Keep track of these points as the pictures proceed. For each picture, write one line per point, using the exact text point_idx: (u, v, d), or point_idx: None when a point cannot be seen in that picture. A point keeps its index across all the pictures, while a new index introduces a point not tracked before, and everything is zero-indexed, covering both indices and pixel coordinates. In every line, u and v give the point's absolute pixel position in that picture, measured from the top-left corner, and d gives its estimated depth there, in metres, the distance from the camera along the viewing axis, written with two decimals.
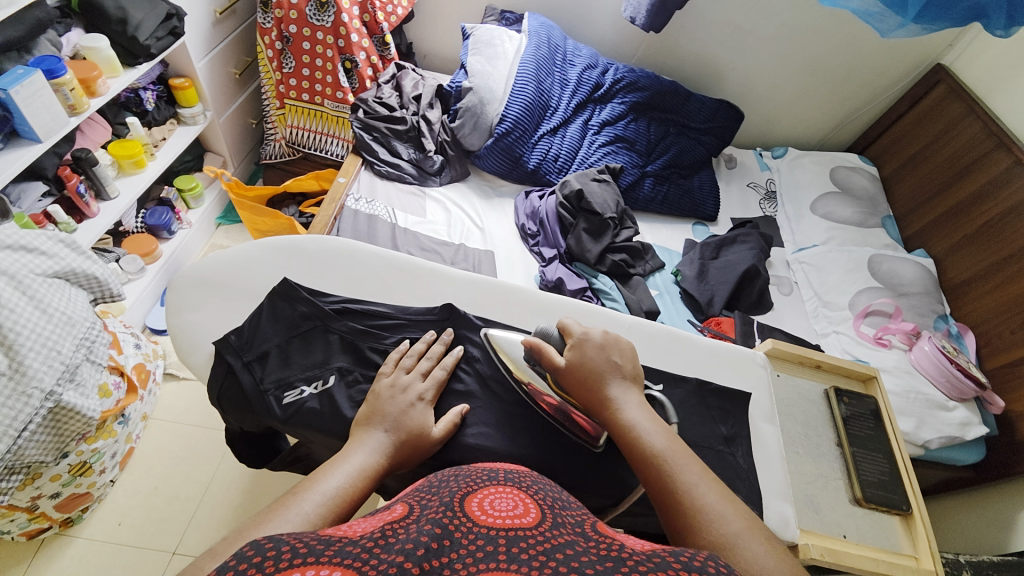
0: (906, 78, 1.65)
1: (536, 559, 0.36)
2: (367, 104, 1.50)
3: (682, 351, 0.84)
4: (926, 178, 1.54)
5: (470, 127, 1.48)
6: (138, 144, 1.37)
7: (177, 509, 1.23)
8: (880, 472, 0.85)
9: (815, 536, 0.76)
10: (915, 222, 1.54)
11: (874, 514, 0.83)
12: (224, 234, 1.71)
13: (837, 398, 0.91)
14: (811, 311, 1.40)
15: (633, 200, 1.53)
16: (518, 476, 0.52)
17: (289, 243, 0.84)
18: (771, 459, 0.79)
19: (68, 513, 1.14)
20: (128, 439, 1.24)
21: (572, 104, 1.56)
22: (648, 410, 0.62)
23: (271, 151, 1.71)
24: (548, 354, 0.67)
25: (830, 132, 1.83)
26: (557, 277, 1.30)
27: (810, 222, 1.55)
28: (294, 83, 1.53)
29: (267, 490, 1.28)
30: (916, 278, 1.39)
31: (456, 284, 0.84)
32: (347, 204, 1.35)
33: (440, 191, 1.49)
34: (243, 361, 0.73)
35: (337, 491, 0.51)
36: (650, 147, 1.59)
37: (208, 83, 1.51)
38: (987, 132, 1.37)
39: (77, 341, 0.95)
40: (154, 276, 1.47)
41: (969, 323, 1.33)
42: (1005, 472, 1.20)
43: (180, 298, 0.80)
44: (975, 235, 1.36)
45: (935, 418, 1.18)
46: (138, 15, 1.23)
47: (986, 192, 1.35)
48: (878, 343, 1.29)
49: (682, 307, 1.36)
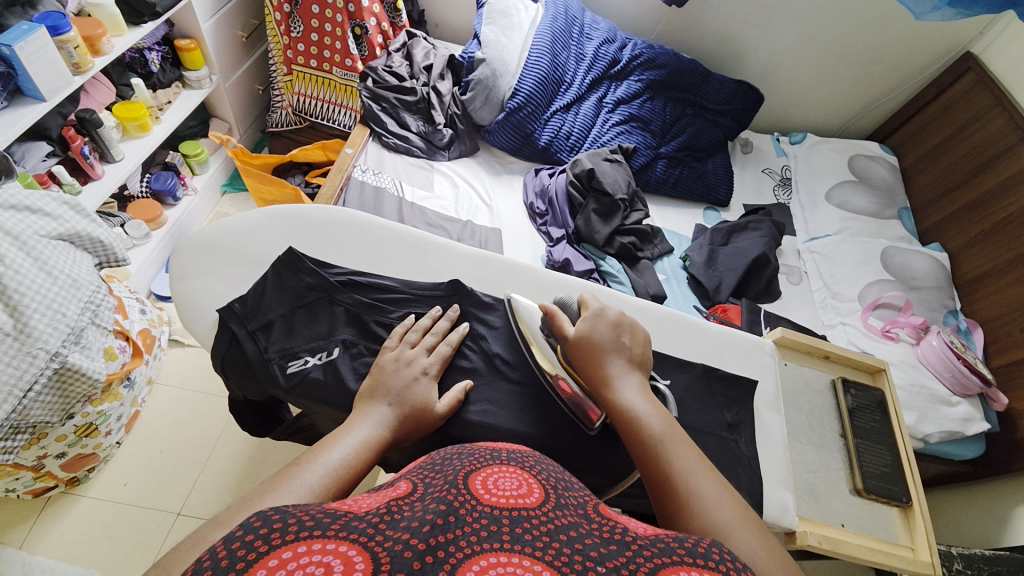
0: (935, 64, 1.58)
1: (539, 544, 0.36)
2: (376, 73, 1.47)
3: (689, 336, 0.83)
4: (947, 170, 1.49)
5: (481, 101, 1.45)
6: (143, 106, 1.34)
7: (180, 472, 1.26)
8: (883, 463, 0.85)
9: (812, 523, 0.77)
10: (933, 215, 1.50)
11: (873, 505, 0.83)
12: (230, 202, 1.70)
13: (843, 390, 0.90)
14: (819, 301, 1.39)
15: (645, 181, 1.50)
16: (521, 456, 0.51)
17: (294, 212, 0.82)
18: (772, 447, 0.79)
19: (74, 472, 1.16)
20: (134, 402, 1.25)
21: (587, 80, 1.51)
22: (646, 395, 0.61)
23: (277, 119, 1.67)
24: (559, 322, 0.68)
25: (851, 119, 1.77)
26: (564, 257, 1.29)
27: (824, 212, 1.52)
28: (302, 49, 1.49)
29: (270, 457, 1.30)
30: (929, 271, 1.36)
31: (464, 260, 0.83)
32: (354, 175, 1.33)
33: (448, 165, 1.46)
34: (247, 329, 0.72)
35: (341, 463, 0.50)
36: (665, 128, 1.55)
37: (214, 45, 1.47)
38: (1013, 125, 1.33)
39: (83, 304, 0.96)
40: (159, 241, 1.47)
41: (979, 319, 1.32)
42: (1005, 469, 1.19)
43: (184, 264, 0.79)
44: (993, 231, 1.33)
45: (937, 413, 1.18)
46: None
47: (1006, 187, 1.32)
48: (885, 336, 1.28)
49: (689, 292, 1.34)
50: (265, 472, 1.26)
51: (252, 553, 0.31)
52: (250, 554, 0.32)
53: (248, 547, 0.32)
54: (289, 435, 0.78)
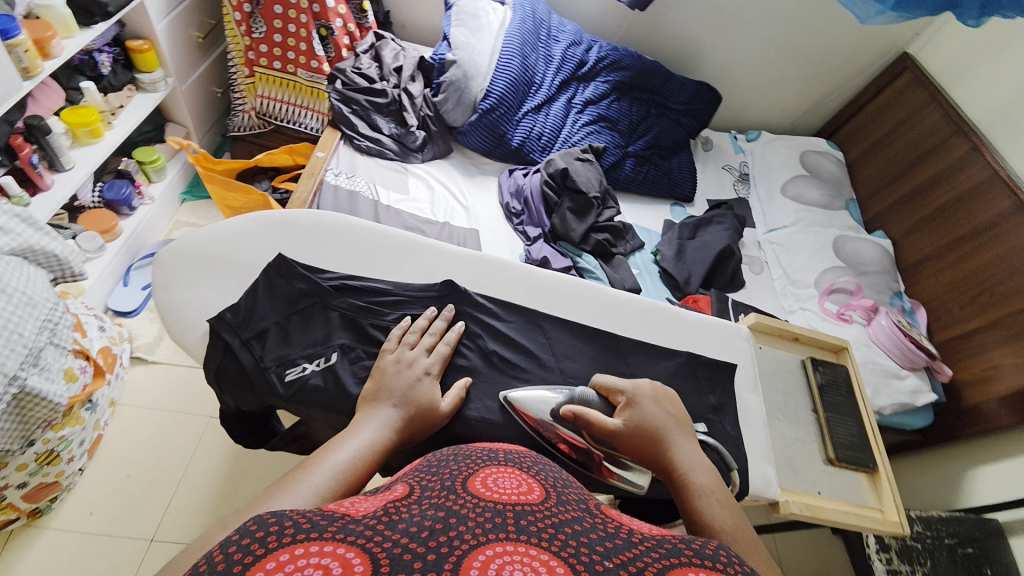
0: (873, 65, 1.71)
1: (544, 534, 0.37)
2: (344, 75, 1.44)
3: (672, 324, 0.87)
4: (888, 162, 1.62)
5: (453, 103, 1.45)
6: (94, 111, 1.26)
7: (152, 496, 1.19)
8: (851, 434, 0.92)
9: (793, 493, 0.83)
10: (877, 204, 1.63)
11: (844, 472, 0.90)
12: (190, 210, 1.62)
13: (813, 368, 0.96)
14: (780, 289, 1.47)
15: (615, 179, 1.55)
16: (518, 457, 0.52)
17: (279, 216, 0.80)
18: (753, 426, 0.84)
19: (35, 503, 1.08)
20: (96, 425, 1.18)
21: (556, 81, 1.54)
22: (712, 479, 0.58)
23: (239, 123, 1.61)
24: (594, 419, 0.63)
25: (801, 116, 1.89)
26: (543, 255, 1.32)
27: (781, 204, 1.61)
28: (265, 50, 1.44)
29: (249, 473, 1.25)
30: (875, 257, 1.48)
31: (454, 260, 0.83)
32: (327, 179, 1.30)
33: (423, 168, 1.45)
34: (241, 338, 0.71)
35: (347, 465, 0.50)
36: (632, 128, 1.61)
37: (169, 46, 1.40)
38: (947, 120, 1.46)
39: (40, 323, 0.89)
40: (116, 254, 1.39)
41: (921, 299, 1.44)
42: (952, 435, 1.31)
43: (165, 275, 0.76)
44: (932, 217, 1.45)
45: (889, 387, 1.28)
46: None
47: (942, 176, 1.44)
48: (840, 318, 1.38)
49: (661, 285, 1.40)
50: (247, 488, 1.22)
51: (249, 556, 0.31)
52: (247, 557, 0.31)
53: (244, 551, 0.32)
54: (286, 446, 0.76)
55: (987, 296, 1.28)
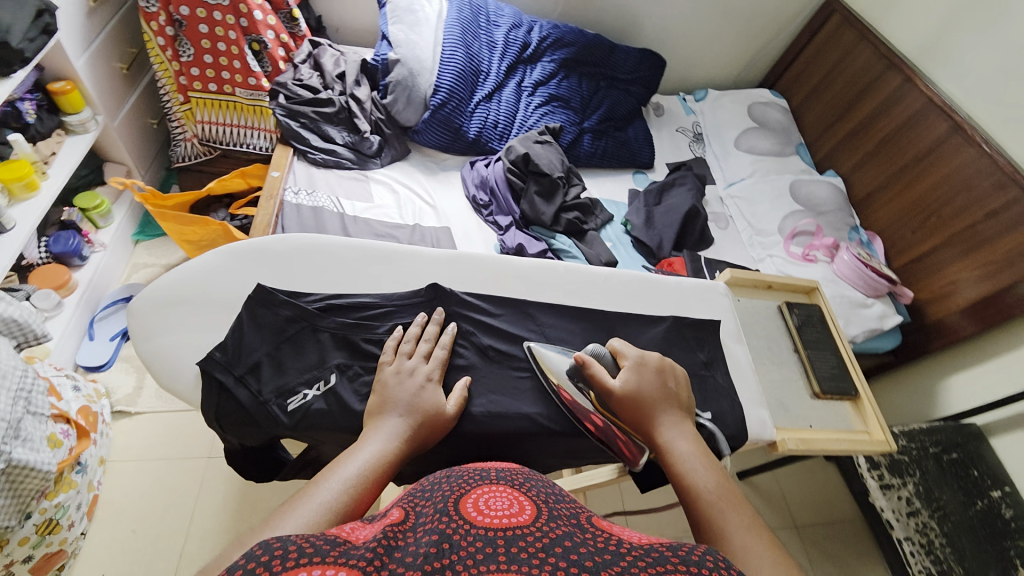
0: (804, 12, 1.77)
1: (535, 560, 0.37)
2: (286, 88, 1.39)
3: (656, 292, 0.90)
4: (830, 104, 1.69)
5: (404, 102, 1.42)
6: (26, 163, 1.18)
7: (162, 547, 1.16)
8: (832, 366, 0.98)
9: (789, 431, 0.88)
10: (824, 145, 1.71)
11: (830, 403, 0.96)
12: (146, 251, 1.56)
13: (789, 311, 1.01)
14: (747, 240, 1.53)
15: (576, 157, 1.56)
16: (510, 474, 0.53)
17: (251, 246, 0.78)
18: (744, 375, 0.89)
19: (44, 574, 1.05)
20: (90, 487, 1.14)
21: (503, 67, 1.54)
22: (698, 450, 0.61)
23: (182, 152, 1.53)
24: (598, 374, 0.68)
25: (743, 69, 1.94)
26: (517, 243, 1.33)
27: (736, 158, 1.66)
28: (197, 73, 1.37)
29: (259, 504, 1.24)
30: (830, 196, 1.55)
31: (436, 262, 0.83)
32: (287, 199, 1.26)
33: (383, 173, 1.44)
34: (235, 376, 0.69)
35: (357, 477, 0.51)
36: (585, 103, 1.62)
37: (93, 83, 1.33)
38: (878, 56, 1.53)
39: (13, 394, 0.85)
40: (76, 308, 1.32)
41: (876, 230, 1.52)
42: (920, 351, 1.41)
43: (143, 325, 0.74)
44: (876, 150, 1.53)
45: (858, 316, 1.36)
46: (5, 16, 1.03)
47: (881, 110, 1.52)
48: (806, 259, 1.44)
49: (636, 254, 1.43)
50: (259, 520, 1.21)
51: None
52: None
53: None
54: (299, 474, 0.76)
55: (936, 218, 1.36)
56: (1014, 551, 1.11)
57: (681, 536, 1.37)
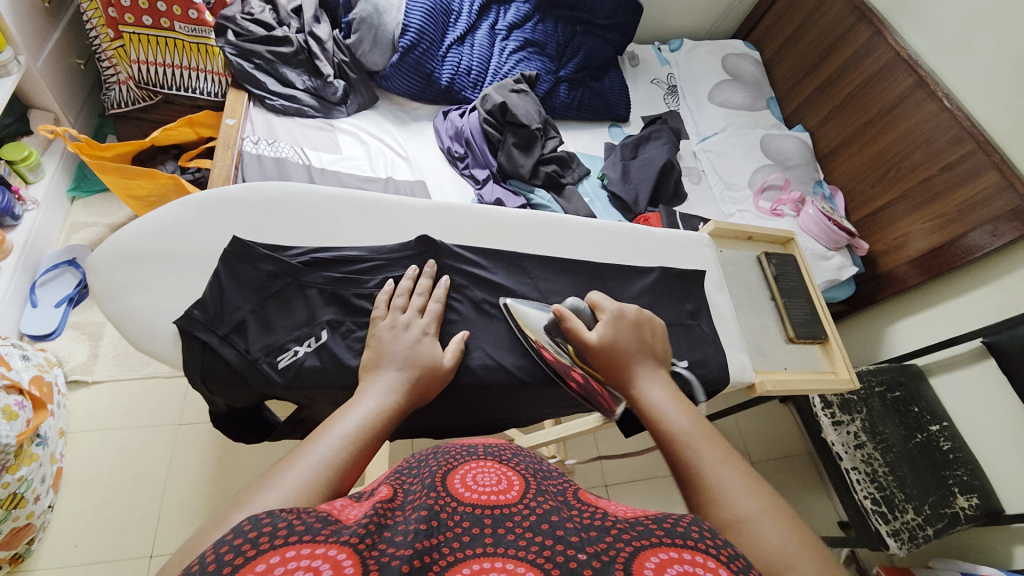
0: None
1: (523, 542, 0.36)
2: (235, 23, 1.26)
3: (643, 242, 0.91)
4: (799, 58, 1.70)
5: (369, 43, 1.32)
6: None
7: (139, 514, 1.13)
8: (805, 312, 1.03)
9: (766, 373, 0.93)
10: (793, 100, 1.73)
11: (802, 346, 1.01)
12: (84, 209, 1.42)
13: (767, 261, 1.05)
14: (719, 195, 1.55)
15: (552, 108, 1.51)
16: (498, 449, 0.49)
17: (221, 196, 0.72)
18: (726, 322, 0.92)
19: (13, 549, 1.00)
20: (53, 459, 1.08)
21: (475, 8, 1.45)
22: (673, 392, 0.61)
23: (117, 97, 1.37)
24: (577, 328, 0.67)
25: (717, 20, 1.91)
26: (495, 197, 1.29)
27: (710, 111, 1.66)
28: (127, 3, 1.17)
29: (238, 468, 1.21)
30: (798, 150, 1.59)
31: (423, 213, 0.80)
32: (245, 148, 1.16)
33: (350, 122, 1.34)
34: (219, 335, 0.65)
35: (355, 432, 0.49)
36: (561, 50, 1.55)
37: (15, 20, 1.15)
38: (850, 8, 1.54)
39: None
40: (12, 273, 1.20)
41: (839, 185, 1.58)
42: (872, 298, 1.51)
43: (106, 284, 0.67)
44: (842, 105, 1.56)
45: (819, 267, 1.43)
46: None
47: (849, 64, 1.54)
48: (774, 214, 1.49)
49: (612, 209, 1.42)
50: (240, 483, 1.19)
51: (242, 557, 0.31)
52: (238, 557, 0.31)
53: (236, 551, 0.31)
54: (290, 434, 0.74)
55: (895, 172, 1.42)
56: (951, 479, 1.26)
57: (654, 476, 1.46)
